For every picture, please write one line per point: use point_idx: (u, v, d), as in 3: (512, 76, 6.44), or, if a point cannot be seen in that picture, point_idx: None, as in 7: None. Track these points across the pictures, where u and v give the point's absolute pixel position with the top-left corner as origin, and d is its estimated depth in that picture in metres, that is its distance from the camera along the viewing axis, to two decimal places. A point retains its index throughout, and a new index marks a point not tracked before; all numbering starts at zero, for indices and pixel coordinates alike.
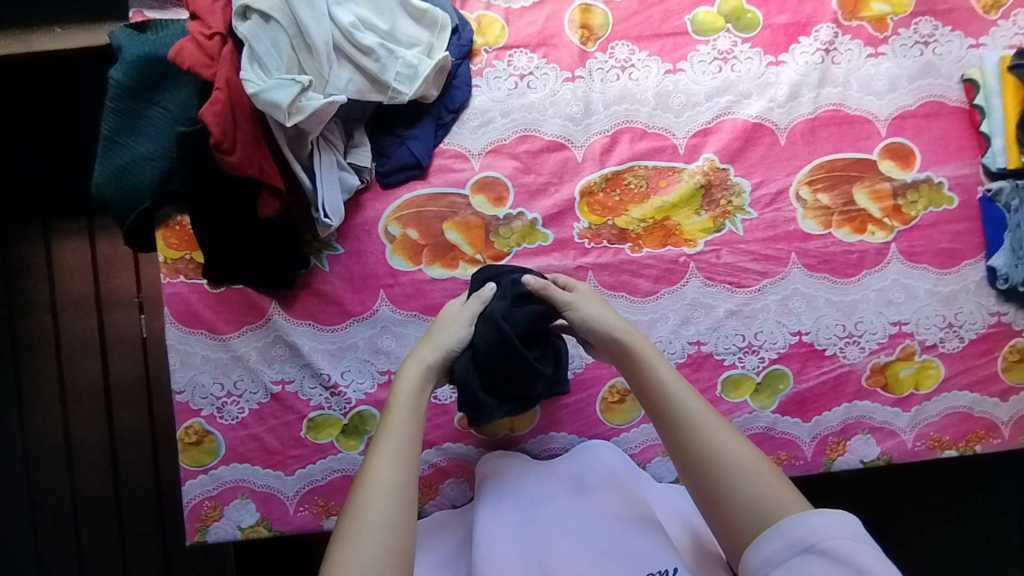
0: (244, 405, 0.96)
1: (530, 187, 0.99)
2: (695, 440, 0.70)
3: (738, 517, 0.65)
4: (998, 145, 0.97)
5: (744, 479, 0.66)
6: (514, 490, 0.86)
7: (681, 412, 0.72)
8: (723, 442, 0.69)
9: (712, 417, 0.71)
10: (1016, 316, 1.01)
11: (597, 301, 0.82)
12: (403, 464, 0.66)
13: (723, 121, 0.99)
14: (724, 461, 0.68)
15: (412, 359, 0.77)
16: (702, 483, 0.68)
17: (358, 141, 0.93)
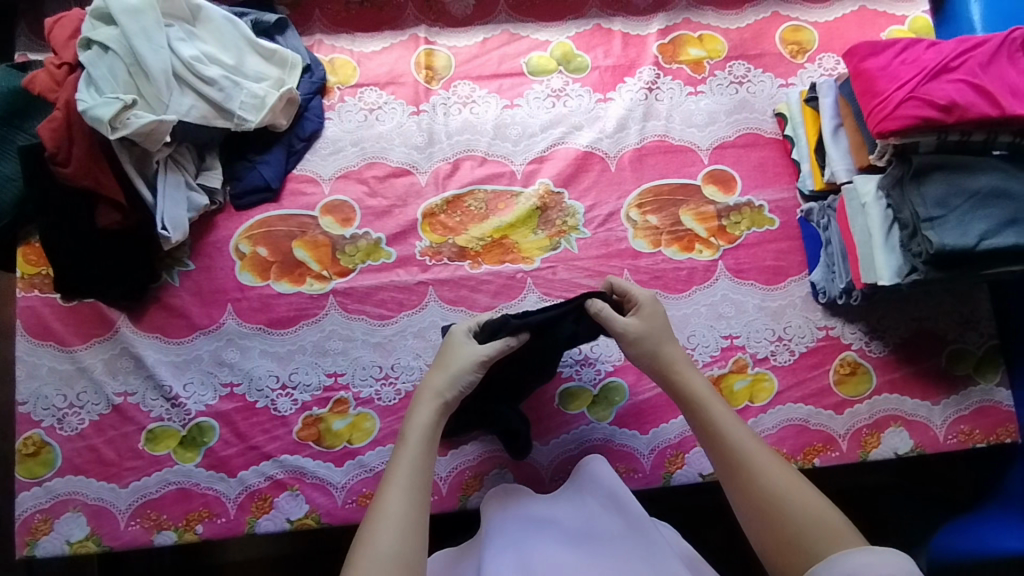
0: (85, 416, 0.98)
1: (376, 209, 1.06)
2: (748, 471, 0.75)
3: (792, 549, 0.69)
4: (805, 169, 1.06)
5: (794, 510, 0.70)
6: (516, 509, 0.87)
7: (733, 446, 0.77)
8: (774, 474, 0.74)
9: (760, 449, 0.76)
10: (843, 330, 1.05)
11: (657, 329, 0.87)
12: (416, 493, 0.73)
13: (557, 150, 1.09)
14: (775, 494, 0.72)
15: (427, 389, 0.83)
16: (753, 511, 0.73)
17: (209, 164, 1.01)
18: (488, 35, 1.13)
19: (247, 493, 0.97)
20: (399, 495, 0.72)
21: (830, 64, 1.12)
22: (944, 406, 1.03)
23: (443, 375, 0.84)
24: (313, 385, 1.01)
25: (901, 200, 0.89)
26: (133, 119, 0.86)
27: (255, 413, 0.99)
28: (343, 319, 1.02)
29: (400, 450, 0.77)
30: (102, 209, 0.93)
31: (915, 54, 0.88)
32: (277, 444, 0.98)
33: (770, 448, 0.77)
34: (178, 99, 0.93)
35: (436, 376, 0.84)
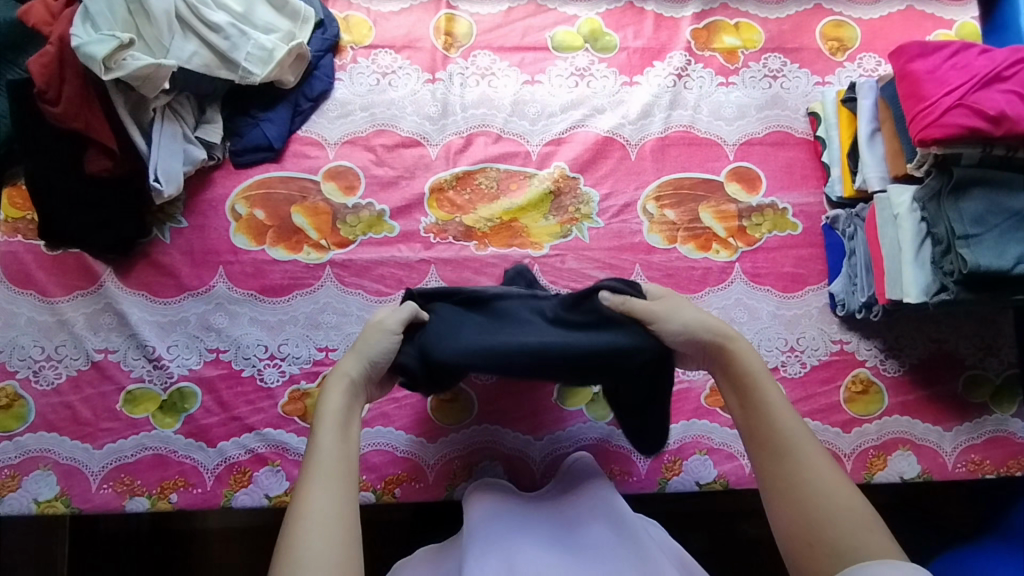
0: (62, 371, 0.94)
1: (382, 179, 1.01)
2: (785, 459, 0.67)
3: (823, 549, 0.61)
4: (835, 174, 1.00)
5: (832, 508, 0.63)
6: (499, 506, 0.81)
7: (776, 432, 0.69)
8: (815, 469, 0.66)
9: (806, 439, 0.68)
10: (859, 346, 1.01)
11: (679, 305, 0.77)
12: (342, 486, 0.64)
13: (576, 133, 1.04)
14: (814, 490, 0.64)
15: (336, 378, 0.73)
16: (786, 505, 0.65)
17: (209, 118, 0.96)
18: (513, 4, 1.07)
19: (226, 464, 0.93)
20: (320, 489, 0.63)
21: (871, 65, 1.06)
22: (955, 433, 0.99)
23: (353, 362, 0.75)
24: (303, 358, 0.96)
25: (937, 214, 0.84)
26: (129, 60, 0.81)
27: (240, 382, 0.95)
28: (339, 292, 0.98)
29: (314, 440, 0.67)
30: (93, 155, 0.87)
31: (966, 59, 0.82)
32: (260, 416, 0.94)
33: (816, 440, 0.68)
34: (180, 43, 0.87)
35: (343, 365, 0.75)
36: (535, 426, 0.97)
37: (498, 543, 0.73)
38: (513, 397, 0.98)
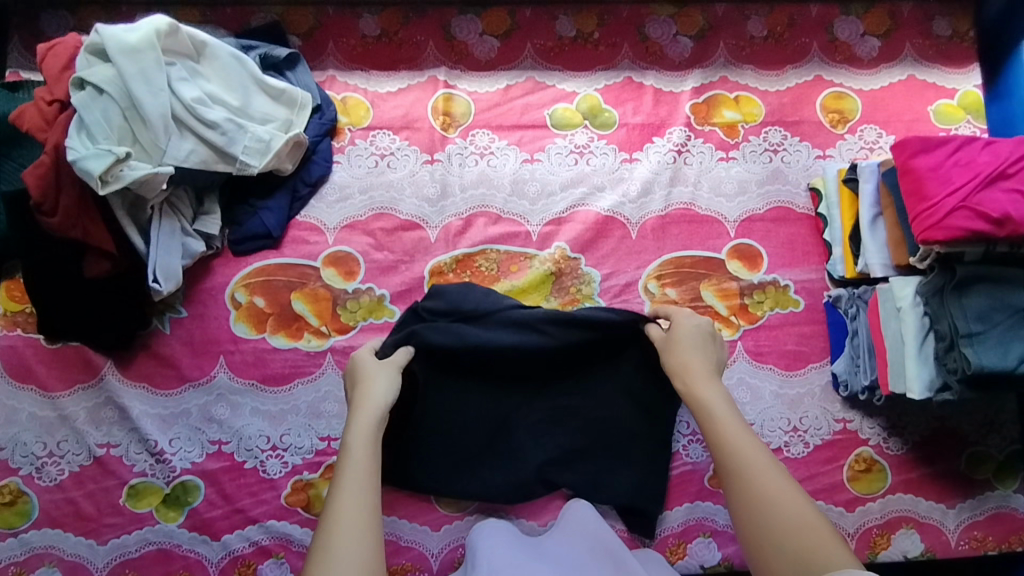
0: (64, 467, 0.93)
1: (382, 263, 1.00)
2: (739, 468, 0.72)
3: (771, 550, 0.65)
4: (837, 253, 1.00)
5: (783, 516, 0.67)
6: (502, 541, 0.85)
7: (727, 449, 0.74)
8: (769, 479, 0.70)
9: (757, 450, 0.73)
10: (862, 424, 1.01)
11: (679, 339, 0.87)
12: (366, 495, 0.72)
13: (576, 212, 1.03)
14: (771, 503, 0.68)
15: (368, 399, 0.82)
16: (747, 514, 0.69)
17: (208, 208, 0.95)
18: (511, 81, 1.06)
19: (230, 557, 0.93)
20: (347, 496, 0.71)
21: (872, 137, 1.05)
22: (958, 510, 0.99)
23: (384, 388, 0.83)
24: (305, 449, 0.96)
25: (940, 310, 0.84)
26: (127, 171, 0.80)
27: (243, 474, 0.95)
28: (341, 379, 0.97)
29: (345, 458, 0.75)
30: (93, 258, 0.87)
31: (970, 154, 0.81)
32: (263, 508, 0.94)
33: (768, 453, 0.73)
34: (177, 143, 0.86)
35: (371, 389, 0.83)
36: (536, 512, 0.96)
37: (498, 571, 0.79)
38: None
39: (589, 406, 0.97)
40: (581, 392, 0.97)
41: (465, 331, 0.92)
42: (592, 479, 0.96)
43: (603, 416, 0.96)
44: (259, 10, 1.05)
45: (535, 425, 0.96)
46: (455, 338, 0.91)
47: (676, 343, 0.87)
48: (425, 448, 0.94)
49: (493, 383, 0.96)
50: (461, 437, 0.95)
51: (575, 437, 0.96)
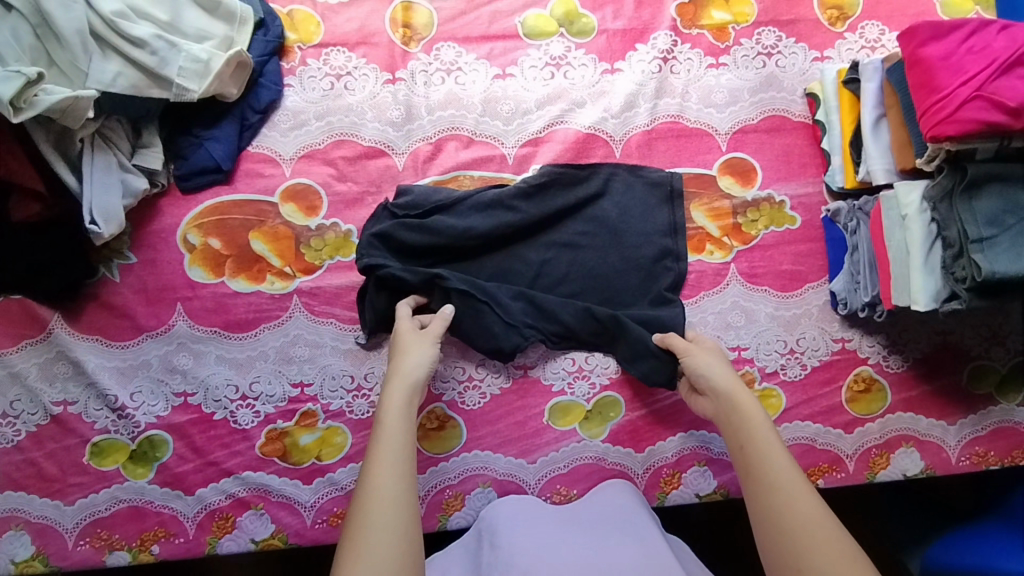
0: (20, 428, 0.88)
1: (346, 196, 0.92)
2: (778, 514, 0.70)
3: None
4: (835, 163, 0.93)
5: (823, 561, 0.65)
6: (523, 510, 0.86)
7: (769, 471, 0.73)
8: (809, 520, 0.69)
9: (805, 494, 0.71)
10: (861, 343, 0.96)
11: (715, 357, 0.85)
12: (402, 481, 0.71)
13: (555, 131, 0.95)
14: (801, 531, 0.68)
15: (399, 374, 0.79)
16: (774, 541, 0.69)
17: (147, 141, 0.86)
18: None
19: (207, 511, 0.89)
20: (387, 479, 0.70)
21: (873, 34, 0.97)
22: (959, 426, 0.96)
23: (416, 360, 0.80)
24: (277, 396, 0.91)
25: (948, 215, 0.77)
26: (42, 96, 0.71)
27: (213, 426, 0.90)
28: (310, 323, 0.91)
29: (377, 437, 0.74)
30: (21, 199, 0.78)
31: (984, 40, 0.73)
32: (237, 459, 0.89)
33: (815, 495, 0.71)
34: (99, 64, 0.77)
35: (401, 363, 0.80)
36: (528, 449, 0.92)
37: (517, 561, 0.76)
38: (503, 420, 0.93)
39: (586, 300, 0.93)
40: (576, 274, 0.93)
41: (439, 222, 0.88)
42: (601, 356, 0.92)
43: (591, 295, 0.93)
44: None
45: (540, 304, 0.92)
46: (431, 232, 0.88)
47: (704, 361, 0.84)
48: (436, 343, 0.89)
49: (485, 275, 0.92)
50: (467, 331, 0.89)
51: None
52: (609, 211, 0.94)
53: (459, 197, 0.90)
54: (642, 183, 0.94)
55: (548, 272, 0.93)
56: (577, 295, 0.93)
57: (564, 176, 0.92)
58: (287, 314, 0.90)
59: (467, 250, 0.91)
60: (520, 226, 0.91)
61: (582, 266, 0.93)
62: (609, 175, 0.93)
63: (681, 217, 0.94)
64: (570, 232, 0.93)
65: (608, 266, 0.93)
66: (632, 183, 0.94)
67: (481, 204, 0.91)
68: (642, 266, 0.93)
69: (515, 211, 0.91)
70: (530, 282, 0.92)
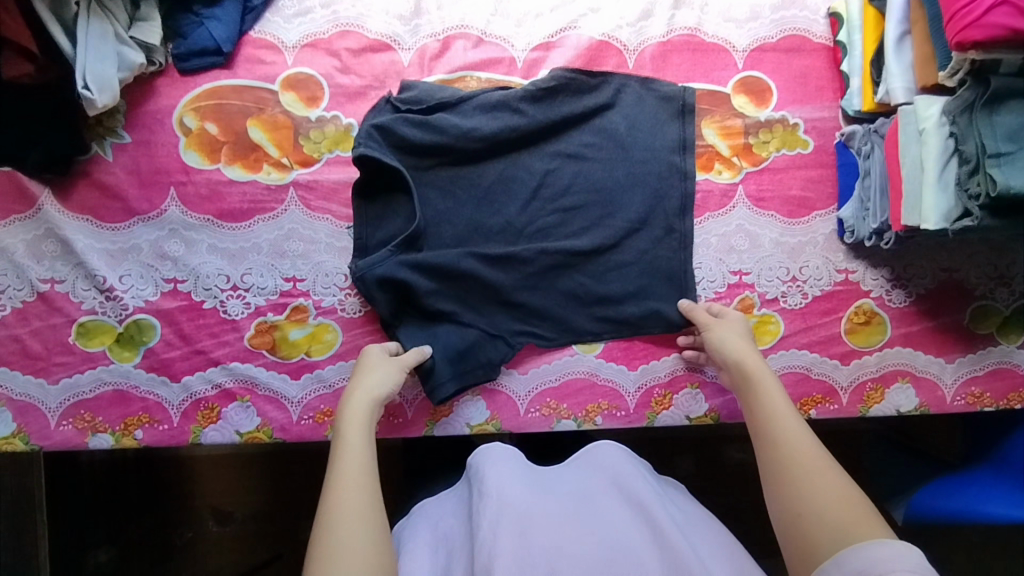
0: (5, 303, 0.86)
1: (348, 89, 0.89)
2: (780, 463, 0.67)
3: (803, 529, 0.61)
4: (854, 85, 0.90)
5: (823, 505, 0.61)
6: (510, 461, 0.77)
7: (774, 429, 0.71)
8: (812, 468, 0.65)
9: (804, 440, 0.68)
10: (865, 275, 0.95)
11: (735, 329, 0.84)
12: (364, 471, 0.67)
13: (567, 36, 0.92)
14: (802, 480, 0.64)
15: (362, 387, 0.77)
16: (777, 492, 0.66)
17: (146, 14, 0.83)
18: None
19: (192, 400, 0.88)
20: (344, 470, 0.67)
21: None
22: (957, 365, 0.95)
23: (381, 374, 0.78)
24: (269, 289, 0.89)
25: (967, 129, 0.75)
26: None
27: (202, 314, 0.88)
28: (305, 217, 0.89)
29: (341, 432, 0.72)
30: (10, 58, 0.74)
31: None
32: (225, 350, 0.88)
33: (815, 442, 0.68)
34: None
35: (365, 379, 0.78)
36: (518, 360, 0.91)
37: (508, 502, 0.67)
38: None
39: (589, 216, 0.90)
40: (579, 187, 0.90)
41: (442, 120, 0.86)
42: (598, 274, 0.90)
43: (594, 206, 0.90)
44: None
45: (539, 219, 0.89)
46: (433, 130, 0.86)
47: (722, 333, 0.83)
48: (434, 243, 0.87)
49: (486, 182, 0.89)
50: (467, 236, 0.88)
51: (578, 235, 0.90)
52: (618, 124, 0.91)
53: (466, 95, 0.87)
54: (653, 97, 0.91)
55: (552, 181, 0.90)
56: (578, 210, 0.90)
57: (574, 83, 0.89)
58: (283, 205, 0.88)
59: (467, 154, 0.88)
60: (526, 132, 0.88)
61: (586, 179, 0.90)
62: (620, 86, 0.91)
63: (692, 133, 0.91)
64: (577, 142, 0.91)
65: (617, 176, 0.90)
66: (643, 96, 0.91)
67: (487, 106, 0.88)
68: (649, 180, 0.91)
69: (521, 116, 0.88)
70: (532, 194, 0.89)
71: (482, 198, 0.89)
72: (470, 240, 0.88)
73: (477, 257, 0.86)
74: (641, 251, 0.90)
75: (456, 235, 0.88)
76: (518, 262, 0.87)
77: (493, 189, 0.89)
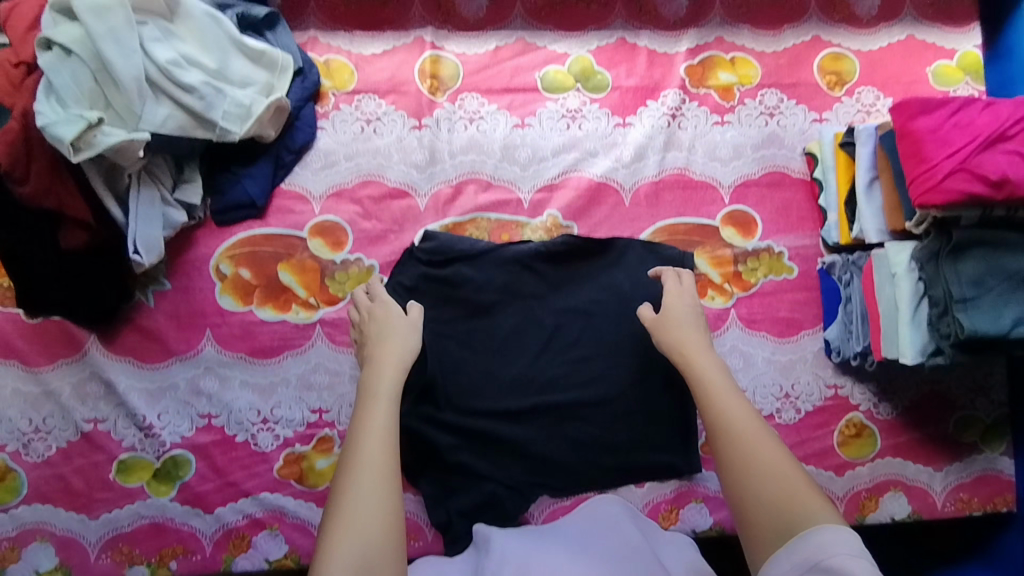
0: (51, 443, 0.92)
1: (370, 233, 0.98)
2: (728, 436, 0.72)
3: (752, 500, 0.67)
4: (831, 219, 0.99)
5: (770, 481, 0.67)
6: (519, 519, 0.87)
7: (723, 406, 0.75)
8: (759, 445, 0.71)
9: (744, 410, 0.74)
10: (853, 390, 1.01)
11: (684, 309, 0.88)
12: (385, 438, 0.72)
13: (569, 178, 1.01)
14: (752, 456, 0.70)
15: (388, 352, 0.84)
16: (726, 463, 0.71)
17: (188, 177, 0.92)
18: (500, 43, 1.03)
19: (224, 530, 0.93)
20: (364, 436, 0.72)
21: (870, 99, 1.04)
22: (945, 472, 1.01)
23: (403, 344, 0.85)
24: (296, 421, 0.95)
25: (935, 275, 0.83)
26: (100, 137, 0.75)
27: (234, 447, 0.94)
28: (330, 352, 0.96)
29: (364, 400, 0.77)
30: (68, 228, 0.81)
31: (969, 115, 0.79)
32: (256, 481, 0.94)
33: (755, 410, 0.75)
34: (152, 107, 0.82)
35: (392, 345, 0.84)
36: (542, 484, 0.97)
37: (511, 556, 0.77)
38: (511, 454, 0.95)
39: (596, 366, 0.97)
40: (587, 339, 0.98)
41: (459, 273, 0.95)
42: (606, 424, 0.96)
43: (600, 357, 0.97)
44: None
45: (550, 369, 0.97)
46: (452, 284, 0.96)
47: (672, 323, 0.87)
48: (450, 395, 0.95)
49: (501, 334, 0.97)
50: (484, 392, 0.95)
51: (586, 385, 0.97)
52: (622, 281, 0.98)
53: (483, 250, 0.96)
54: (655, 258, 0.98)
55: (561, 337, 0.97)
56: (585, 361, 0.97)
57: (581, 246, 0.97)
58: (311, 342, 0.95)
59: (480, 305, 0.96)
60: (535, 290, 0.97)
61: (593, 332, 0.97)
62: (624, 246, 0.99)
63: (688, 262, 0.98)
64: (586, 298, 0.98)
65: (622, 326, 0.98)
66: (646, 257, 0.98)
67: (502, 260, 0.97)
68: (650, 338, 0.98)
69: (531, 271, 0.97)
70: (543, 346, 0.97)
71: (496, 350, 0.96)
72: (485, 390, 0.95)
73: (491, 415, 0.95)
74: (645, 401, 0.97)
75: (471, 383, 0.95)
76: (530, 415, 0.95)
77: (507, 340, 0.97)
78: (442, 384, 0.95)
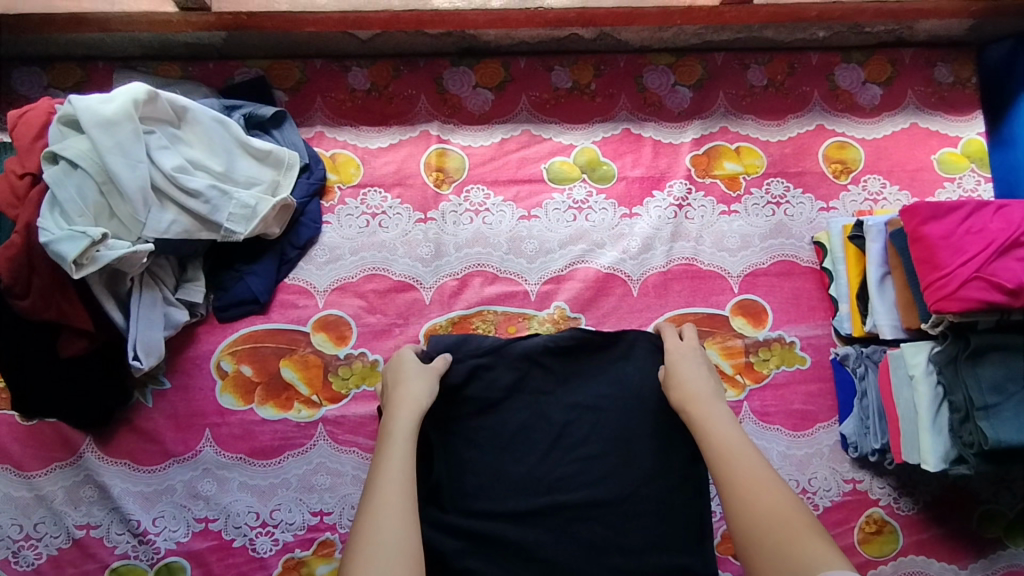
0: (41, 551, 0.88)
1: (375, 327, 0.96)
2: (736, 481, 0.70)
3: (758, 546, 0.63)
4: (843, 311, 0.98)
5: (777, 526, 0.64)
6: None
7: (735, 451, 0.74)
8: (765, 490, 0.68)
9: (756, 458, 0.73)
10: (872, 484, 0.98)
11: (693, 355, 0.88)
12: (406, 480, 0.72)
13: (576, 270, 1.00)
14: (758, 501, 0.67)
15: (406, 398, 0.82)
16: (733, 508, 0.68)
17: (192, 276, 0.91)
18: (506, 135, 1.03)
19: None
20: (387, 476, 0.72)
21: (875, 188, 1.04)
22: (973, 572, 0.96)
23: (420, 390, 0.84)
24: (296, 525, 0.91)
25: (954, 380, 0.82)
26: (103, 253, 0.75)
27: (231, 553, 0.90)
28: (332, 451, 0.93)
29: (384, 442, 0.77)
30: (67, 337, 0.82)
31: (981, 221, 0.78)
32: None
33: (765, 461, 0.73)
34: (157, 214, 0.82)
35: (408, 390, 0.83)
36: None
37: None
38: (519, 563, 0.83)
39: (608, 462, 0.88)
40: (597, 437, 0.89)
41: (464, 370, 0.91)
42: (621, 527, 0.85)
43: (614, 454, 0.88)
44: (244, 64, 1.02)
45: (559, 468, 0.87)
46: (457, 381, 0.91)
47: (682, 373, 0.86)
48: (455, 496, 0.86)
49: (509, 431, 0.89)
50: (490, 492, 0.86)
51: (598, 483, 0.87)
52: (631, 374, 0.92)
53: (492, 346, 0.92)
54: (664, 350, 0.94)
55: (571, 433, 0.89)
56: (596, 457, 0.87)
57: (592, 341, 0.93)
58: (311, 442, 0.92)
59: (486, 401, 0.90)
60: (542, 384, 0.92)
61: (604, 430, 0.89)
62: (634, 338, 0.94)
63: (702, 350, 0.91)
64: (593, 394, 0.91)
65: (636, 420, 0.89)
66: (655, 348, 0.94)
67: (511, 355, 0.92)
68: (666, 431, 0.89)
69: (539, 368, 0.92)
70: (551, 443, 0.89)
71: (504, 446, 0.89)
72: (491, 490, 0.86)
73: (497, 516, 0.85)
74: (662, 500, 0.86)
75: (477, 484, 0.86)
76: (538, 518, 0.85)
77: (515, 437, 0.89)
78: (446, 484, 0.86)
